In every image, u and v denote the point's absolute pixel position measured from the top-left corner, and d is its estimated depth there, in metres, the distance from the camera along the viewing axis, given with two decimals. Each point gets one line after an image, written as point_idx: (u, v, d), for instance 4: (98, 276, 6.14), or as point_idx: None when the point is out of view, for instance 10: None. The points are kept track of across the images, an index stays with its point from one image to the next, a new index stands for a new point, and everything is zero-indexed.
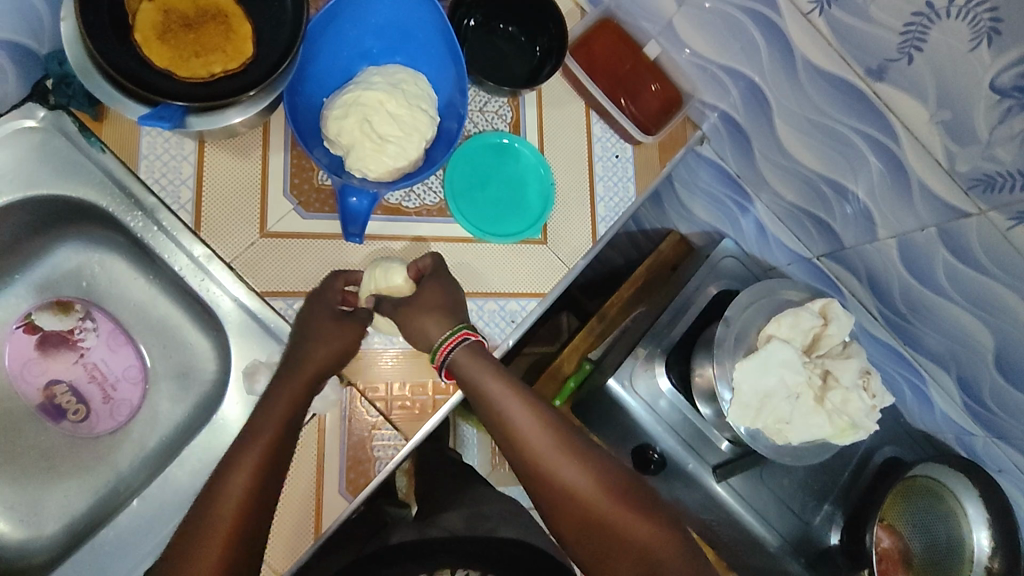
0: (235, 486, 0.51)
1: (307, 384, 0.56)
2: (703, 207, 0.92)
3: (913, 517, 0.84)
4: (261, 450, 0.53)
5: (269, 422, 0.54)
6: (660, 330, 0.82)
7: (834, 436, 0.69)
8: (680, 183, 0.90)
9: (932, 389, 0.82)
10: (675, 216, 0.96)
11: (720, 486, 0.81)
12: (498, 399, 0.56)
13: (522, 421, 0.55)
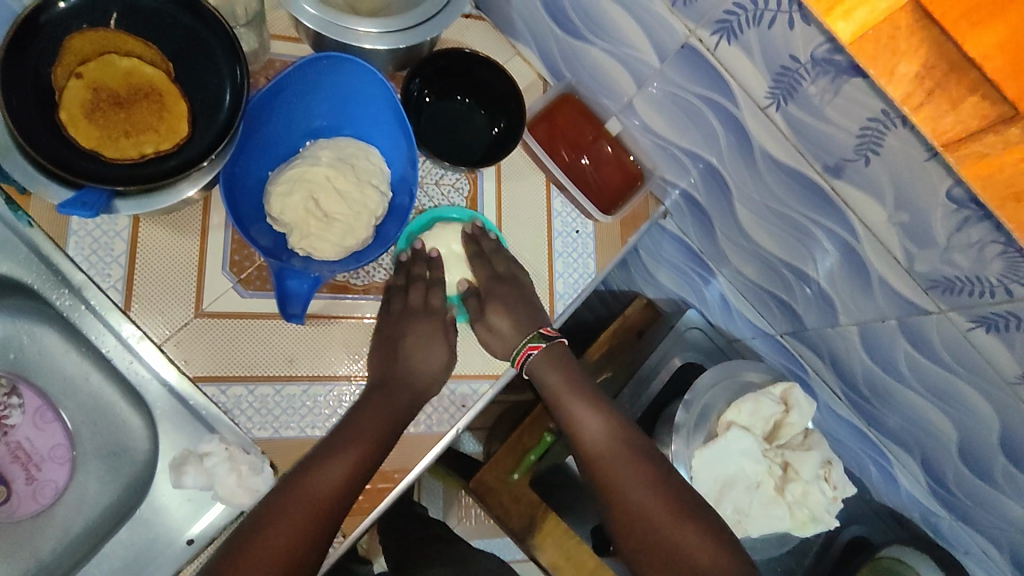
0: (308, 503, 0.54)
1: (356, 420, 0.59)
2: (668, 276, 0.89)
3: None
4: (320, 501, 0.54)
5: (338, 447, 0.57)
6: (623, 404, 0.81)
7: (795, 528, 0.67)
8: (645, 251, 0.88)
9: (897, 470, 0.80)
10: (641, 281, 0.93)
11: None
12: (576, 405, 0.66)
13: (587, 425, 0.65)
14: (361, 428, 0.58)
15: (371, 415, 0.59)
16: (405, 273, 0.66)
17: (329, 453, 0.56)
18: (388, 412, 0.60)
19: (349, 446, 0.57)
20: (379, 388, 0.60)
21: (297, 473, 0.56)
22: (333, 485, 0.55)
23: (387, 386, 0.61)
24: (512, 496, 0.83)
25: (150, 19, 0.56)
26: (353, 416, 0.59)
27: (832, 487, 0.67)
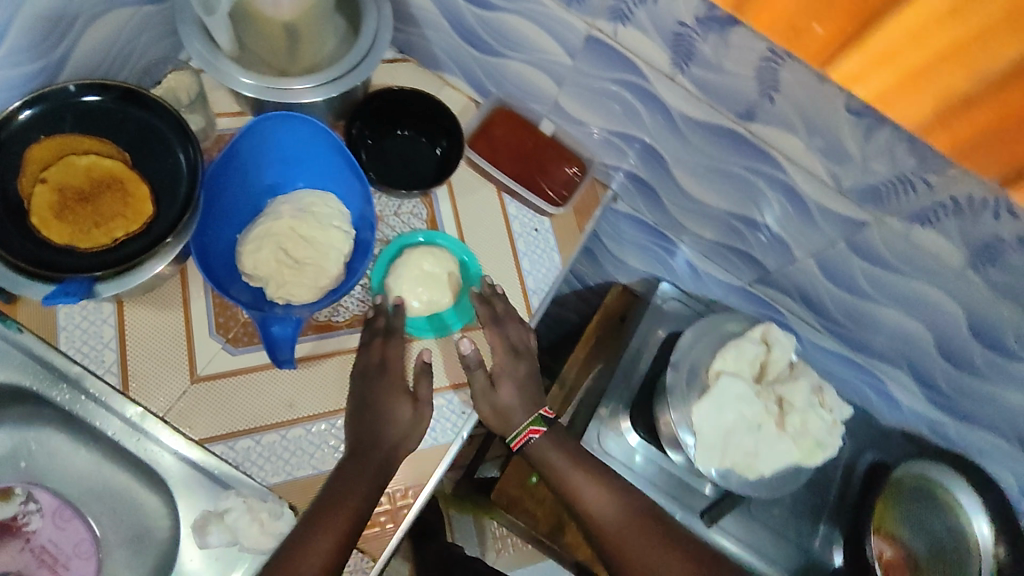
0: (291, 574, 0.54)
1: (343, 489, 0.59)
2: (635, 256, 0.92)
3: (907, 517, 0.82)
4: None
5: (322, 512, 0.57)
6: (618, 384, 0.83)
7: (804, 459, 0.68)
8: (606, 236, 0.91)
9: (891, 387, 0.82)
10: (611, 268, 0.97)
11: (711, 531, 0.80)
12: (577, 483, 0.68)
13: (592, 498, 0.67)
14: (339, 498, 0.58)
15: (360, 491, 0.59)
16: (370, 329, 0.67)
17: (309, 531, 0.56)
18: (366, 480, 0.60)
19: (330, 519, 0.57)
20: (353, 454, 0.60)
21: (292, 555, 0.55)
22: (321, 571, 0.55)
23: (378, 451, 0.61)
24: (535, 501, 0.84)
25: (98, 118, 0.60)
26: (342, 492, 0.59)
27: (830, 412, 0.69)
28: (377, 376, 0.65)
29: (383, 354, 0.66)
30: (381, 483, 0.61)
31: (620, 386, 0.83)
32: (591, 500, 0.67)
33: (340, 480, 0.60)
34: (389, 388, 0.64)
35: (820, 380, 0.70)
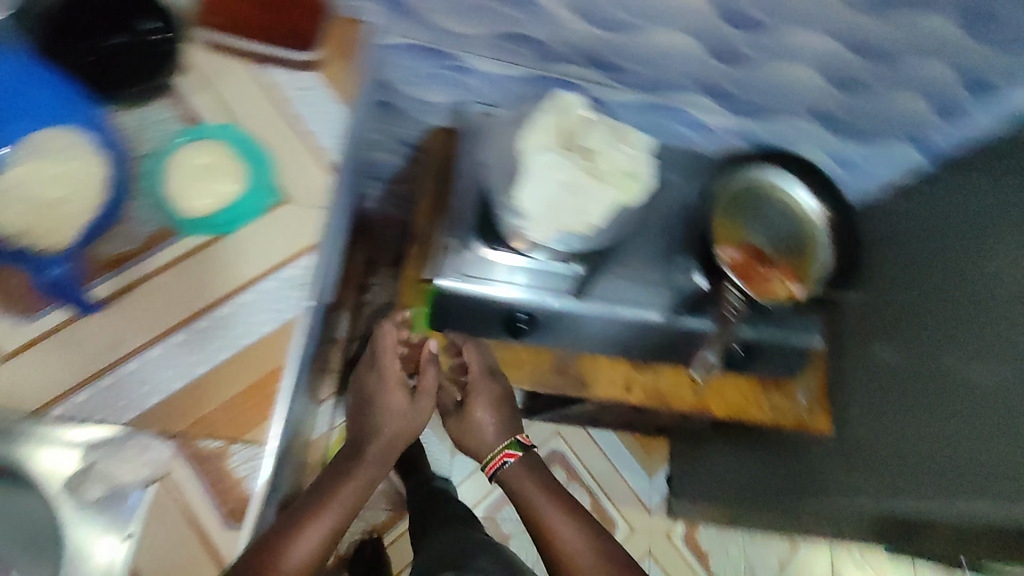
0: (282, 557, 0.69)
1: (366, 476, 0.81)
2: (435, 90, 0.88)
3: (742, 218, 0.89)
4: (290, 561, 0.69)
5: (310, 540, 0.72)
6: (455, 216, 0.79)
7: (625, 193, 0.72)
8: (398, 83, 0.88)
9: (691, 112, 0.89)
10: (419, 113, 0.94)
11: (585, 303, 0.85)
12: (553, 529, 0.84)
13: (557, 532, 0.83)
14: (345, 500, 0.78)
15: (366, 475, 0.81)
16: (165, 245, 0.63)
17: (289, 534, 0.71)
18: (357, 495, 0.80)
19: (327, 516, 0.75)
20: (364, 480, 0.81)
21: (270, 564, 0.67)
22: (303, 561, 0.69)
23: (379, 439, 0.82)
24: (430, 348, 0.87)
25: None
26: (341, 485, 0.79)
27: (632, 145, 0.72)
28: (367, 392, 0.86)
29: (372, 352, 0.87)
30: (345, 507, 0.78)
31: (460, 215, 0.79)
32: (561, 542, 0.83)
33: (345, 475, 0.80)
34: (381, 379, 0.85)
35: (613, 123, 0.73)
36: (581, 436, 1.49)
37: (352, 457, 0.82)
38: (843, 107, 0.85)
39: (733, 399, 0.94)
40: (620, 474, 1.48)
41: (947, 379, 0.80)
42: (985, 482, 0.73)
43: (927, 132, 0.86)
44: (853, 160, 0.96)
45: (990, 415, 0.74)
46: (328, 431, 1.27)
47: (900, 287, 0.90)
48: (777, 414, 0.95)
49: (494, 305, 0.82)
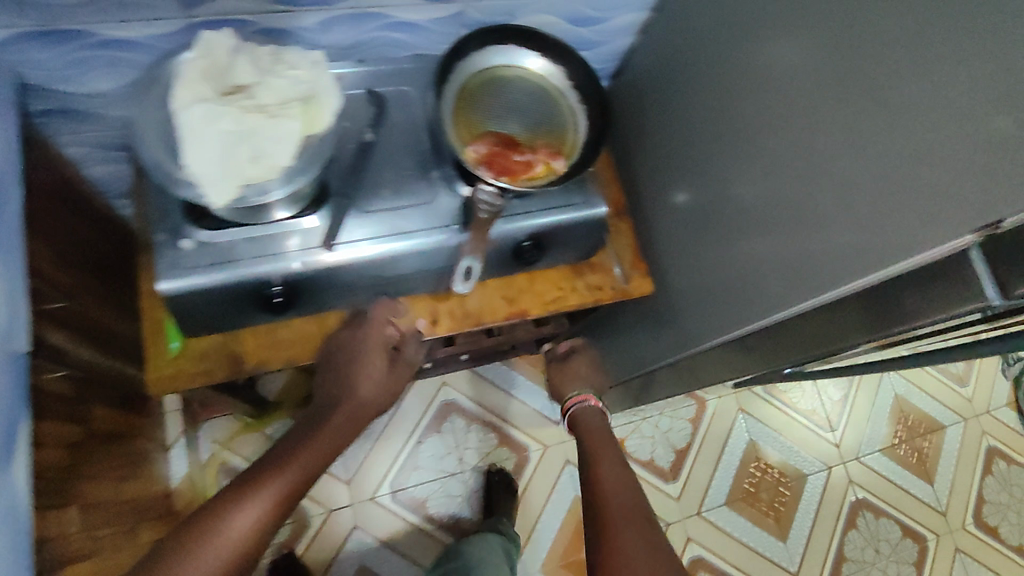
0: (227, 532, 0.61)
1: (341, 421, 0.77)
2: (98, 75, 0.75)
3: (488, 109, 0.81)
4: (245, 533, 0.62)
5: (282, 473, 0.67)
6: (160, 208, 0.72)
7: (304, 116, 0.63)
8: (46, 81, 0.73)
9: (396, 14, 0.77)
10: (102, 107, 0.80)
11: (339, 250, 0.75)
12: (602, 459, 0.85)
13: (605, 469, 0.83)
14: (311, 450, 0.71)
15: (336, 441, 0.75)
16: None
17: (240, 501, 0.63)
18: (321, 451, 0.72)
19: (284, 475, 0.67)
20: (324, 417, 0.77)
21: (208, 531, 0.60)
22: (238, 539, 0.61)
23: (348, 412, 0.78)
24: (193, 358, 0.77)
25: None
26: (311, 446, 0.72)
27: (291, 62, 0.62)
28: (349, 363, 0.79)
29: (371, 341, 0.80)
30: (323, 453, 0.72)
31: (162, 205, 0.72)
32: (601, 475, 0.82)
33: (319, 428, 0.75)
34: (365, 349, 0.79)
35: (264, 44, 0.62)
36: (468, 379, 1.44)
37: (323, 409, 0.78)
38: None
39: (546, 293, 0.91)
40: (517, 402, 1.45)
41: (722, 209, 0.79)
42: (773, 300, 0.70)
43: None
44: (588, 16, 0.88)
45: (761, 232, 0.72)
46: (183, 466, 1.21)
47: (672, 130, 0.88)
48: (594, 293, 0.93)
49: (233, 287, 0.72)
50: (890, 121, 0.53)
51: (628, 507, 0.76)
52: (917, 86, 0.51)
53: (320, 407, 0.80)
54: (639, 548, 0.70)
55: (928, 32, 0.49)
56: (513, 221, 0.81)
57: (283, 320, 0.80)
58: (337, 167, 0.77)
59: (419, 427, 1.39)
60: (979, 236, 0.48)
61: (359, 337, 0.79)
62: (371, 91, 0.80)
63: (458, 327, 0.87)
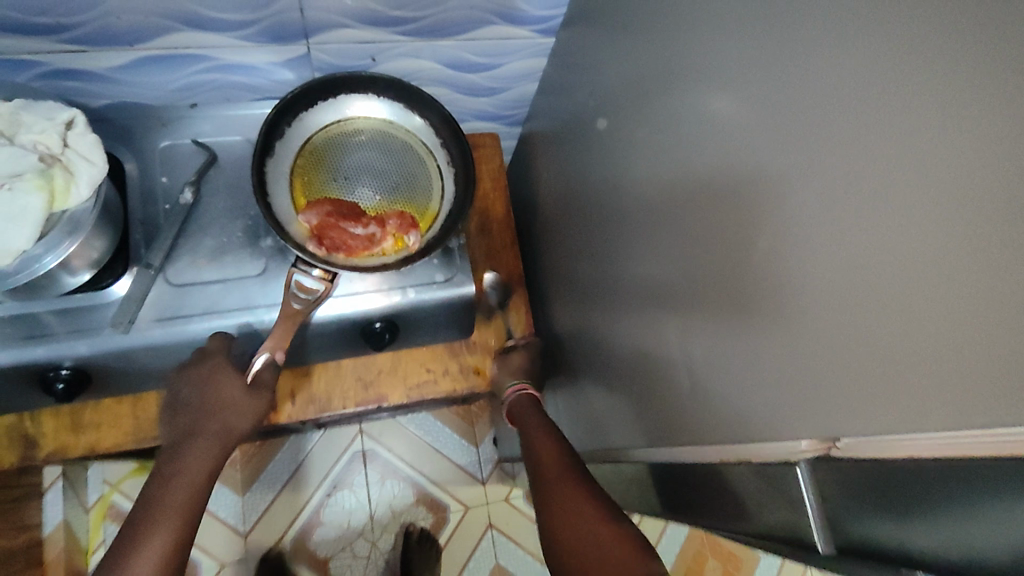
0: (150, 538, 0.52)
1: (207, 462, 0.59)
2: None
3: (339, 168, 0.69)
4: (178, 518, 0.54)
5: (189, 475, 0.57)
6: None
7: (42, 184, 0.51)
8: None
9: (223, 56, 0.67)
10: None
11: (136, 330, 0.64)
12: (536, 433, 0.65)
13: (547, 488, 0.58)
14: (176, 489, 0.56)
15: (206, 463, 0.59)
16: None
17: (132, 543, 0.52)
18: (202, 474, 0.58)
19: (163, 522, 0.53)
20: (190, 443, 0.59)
21: None
22: (156, 573, 0.51)
23: (217, 438, 0.60)
24: None
25: None
26: (177, 483, 0.56)
27: (29, 125, 0.53)
28: (204, 383, 0.62)
29: (212, 376, 0.62)
30: (204, 484, 0.58)
31: None
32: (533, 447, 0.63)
33: (178, 454, 0.58)
34: (211, 384, 0.62)
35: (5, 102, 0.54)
36: (389, 427, 1.34)
37: (182, 441, 0.60)
38: (391, 3, 0.64)
39: (413, 375, 0.79)
40: (441, 455, 1.35)
41: (608, 297, 0.68)
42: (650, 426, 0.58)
43: (517, 5, 0.68)
44: (472, 61, 0.77)
45: (634, 337, 0.60)
46: (59, 511, 1.11)
47: (570, 195, 0.77)
48: (471, 377, 0.80)
49: (6, 369, 0.62)
50: (735, 252, 0.41)
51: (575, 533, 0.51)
52: (753, 203, 0.39)
53: (176, 438, 0.60)
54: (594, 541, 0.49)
55: (770, 140, 0.36)
56: (359, 302, 0.70)
57: (91, 400, 0.70)
58: (148, 229, 0.67)
59: (330, 476, 1.29)
60: (813, 449, 0.37)
61: (207, 363, 0.62)
62: (201, 143, 0.70)
63: (302, 412, 0.75)
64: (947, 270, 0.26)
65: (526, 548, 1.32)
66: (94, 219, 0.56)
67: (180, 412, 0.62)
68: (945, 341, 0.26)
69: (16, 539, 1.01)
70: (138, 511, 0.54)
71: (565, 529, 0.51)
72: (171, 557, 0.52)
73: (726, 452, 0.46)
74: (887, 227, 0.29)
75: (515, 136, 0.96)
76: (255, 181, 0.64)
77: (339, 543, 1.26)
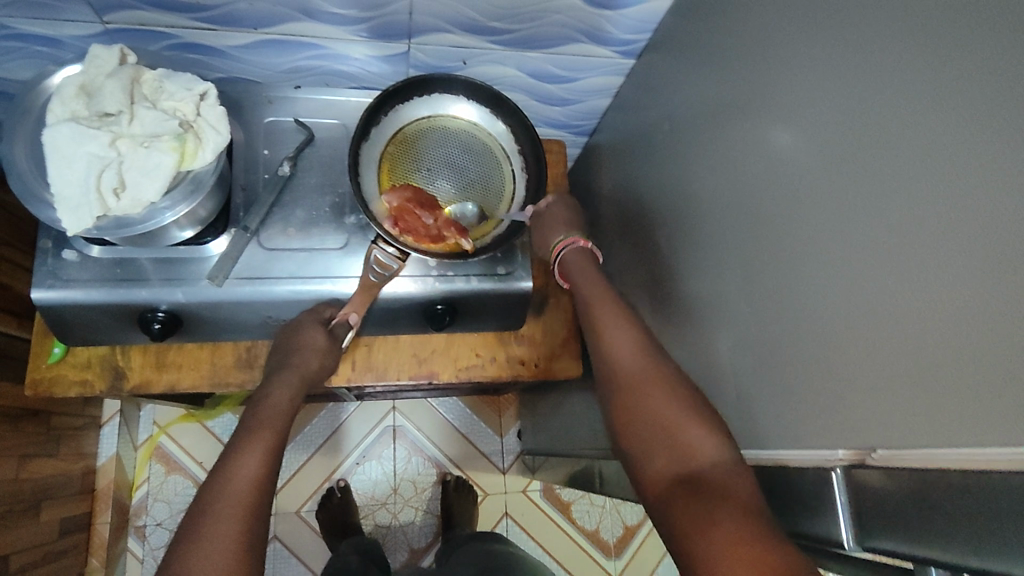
0: (252, 448, 0.58)
1: (293, 396, 0.65)
2: (18, 66, 0.71)
3: (422, 160, 0.75)
4: (272, 434, 0.60)
5: (281, 406, 0.63)
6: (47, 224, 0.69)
7: (175, 145, 0.58)
8: None
9: (333, 46, 0.74)
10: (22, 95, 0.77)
11: (228, 285, 0.71)
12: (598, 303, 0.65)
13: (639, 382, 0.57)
14: (269, 415, 0.62)
15: (291, 390, 0.65)
16: None
17: (236, 452, 0.57)
18: (288, 403, 0.64)
19: (260, 436, 0.59)
20: (279, 375, 0.66)
21: (212, 494, 0.54)
22: (257, 475, 0.56)
23: (296, 370, 0.67)
24: (77, 366, 0.75)
25: None
26: (267, 405, 0.63)
27: (170, 94, 0.60)
28: (291, 332, 0.70)
29: (299, 331, 0.69)
30: (289, 411, 0.64)
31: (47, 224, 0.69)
32: (613, 349, 0.61)
33: (268, 387, 0.65)
34: (295, 332, 0.69)
35: (152, 70, 0.61)
36: (420, 408, 1.40)
37: (273, 375, 0.67)
38: (491, 15, 0.69)
39: (463, 358, 0.84)
40: (467, 440, 1.40)
41: (658, 308, 0.73)
42: None
43: (606, 27, 0.73)
44: (556, 73, 0.82)
45: (683, 346, 0.65)
46: (112, 446, 1.19)
47: (629, 210, 0.81)
48: (516, 366, 0.85)
49: (111, 307, 0.69)
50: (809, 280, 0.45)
51: (660, 417, 0.54)
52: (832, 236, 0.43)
53: (269, 374, 0.67)
54: (689, 435, 0.52)
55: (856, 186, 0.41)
56: (428, 283, 0.76)
57: (176, 343, 0.77)
58: (247, 194, 0.75)
59: (360, 446, 1.35)
60: (849, 458, 0.42)
61: (300, 323, 0.70)
62: (301, 122, 0.77)
63: (360, 378, 0.82)
64: (1007, 311, 0.32)
65: (538, 540, 1.37)
66: (211, 182, 0.63)
67: (269, 356, 0.69)
68: (998, 368, 0.32)
69: (74, 464, 1.10)
70: (239, 431, 0.60)
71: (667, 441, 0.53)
72: (267, 466, 0.58)
73: (761, 458, 0.51)
74: (962, 270, 0.34)
75: (580, 145, 1.01)
76: (351, 159, 0.71)
77: (361, 511, 1.32)
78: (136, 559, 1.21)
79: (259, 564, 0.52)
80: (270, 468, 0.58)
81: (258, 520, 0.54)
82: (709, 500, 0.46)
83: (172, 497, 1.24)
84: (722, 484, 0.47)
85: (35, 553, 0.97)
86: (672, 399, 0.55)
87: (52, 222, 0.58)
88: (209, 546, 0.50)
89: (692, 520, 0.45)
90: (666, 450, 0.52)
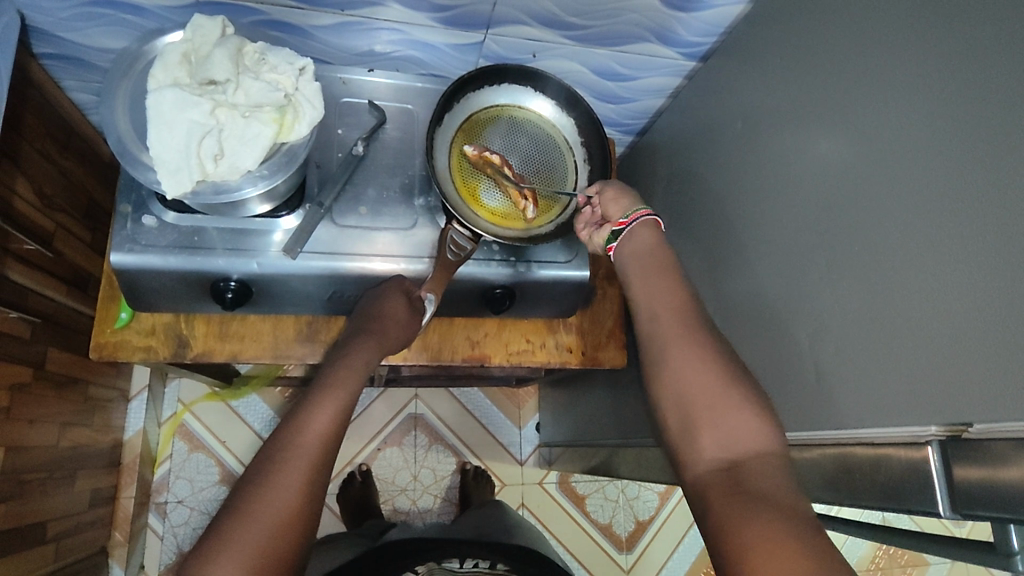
0: (325, 407, 0.59)
1: (364, 362, 0.65)
2: (104, 33, 0.72)
3: (494, 145, 0.78)
4: (345, 393, 0.61)
5: (354, 369, 0.64)
6: (131, 191, 0.71)
7: (274, 120, 0.60)
8: (44, 34, 0.71)
9: (411, 31, 0.76)
10: (100, 62, 0.77)
11: (302, 258, 0.72)
12: (654, 281, 0.62)
13: (681, 354, 0.57)
14: (343, 375, 0.63)
15: (368, 355, 0.66)
16: None
17: (311, 408, 0.58)
18: (365, 361, 0.65)
19: (333, 396, 0.60)
20: (363, 333, 0.68)
21: (285, 449, 0.55)
22: (329, 431, 0.57)
23: (377, 337, 0.68)
24: (142, 333, 0.76)
25: None
26: (344, 366, 0.64)
27: (272, 66, 0.62)
28: (375, 297, 0.71)
29: (388, 301, 0.70)
30: (361, 372, 0.64)
31: (129, 188, 0.71)
32: (658, 311, 0.61)
33: (350, 348, 0.66)
34: (374, 303, 0.71)
35: (252, 43, 0.63)
36: (442, 397, 1.42)
37: (355, 335, 0.68)
38: (570, 10, 0.72)
39: (514, 343, 0.87)
40: (487, 431, 1.42)
41: (709, 300, 0.75)
42: None
43: (675, 28, 0.76)
44: (617, 71, 0.85)
45: (742, 333, 0.68)
46: (137, 420, 1.20)
47: (680, 205, 0.84)
48: (565, 354, 0.88)
49: (187, 275, 0.71)
50: (896, 271, 0.49)
51: (703, 399, 0.54)
52: (923, 231, 0.47)
53: (353, 331, 0.69)
54: (730, 422, 0.52)
55: (953, 186, 0.44)
56: (490, 265, 0.78)
57: (240, 314, 0.78)
58: (321, 172, 0.77)
59: (382, 433, 1.36)
60: (943, 432, 0.45)
61: (389, 290, 0.72)
62: (374, 105, 0.80)
63: (416, 357, 0.84)
64: None
65: (554, 531, 1.40)
66: (301, 156, 0.65)
67: (354, 316, 0.71)
68: None
69: (103, 436, 1.09)
70: (315, 389, 0.61)
71: (707, 425, 0.53)
72: (337, 424, 0.58)
73: (841, 436, 0.54)
74: None
75: (626, 143, 1.04)
76: (428, 141, 0.72)
77: (381, 496, 1.33)
78: (156, 535, 1.21)
79: (317, 512, 0.54)
80: (338, 427, 0.58)
81: (320, 475, 0.55)
82: (749, 498, 0.47)
83: (194, 474, 1.24)
84: (760, 485, 0.48)
85: (65, 522, 0.97)
86: (720, 389, 0.54)
87: (151, 183, 0.60)
88: (271, 496, 0.52)
89: (735, 510, 0.46)
90: (709, 426, 0.53)
